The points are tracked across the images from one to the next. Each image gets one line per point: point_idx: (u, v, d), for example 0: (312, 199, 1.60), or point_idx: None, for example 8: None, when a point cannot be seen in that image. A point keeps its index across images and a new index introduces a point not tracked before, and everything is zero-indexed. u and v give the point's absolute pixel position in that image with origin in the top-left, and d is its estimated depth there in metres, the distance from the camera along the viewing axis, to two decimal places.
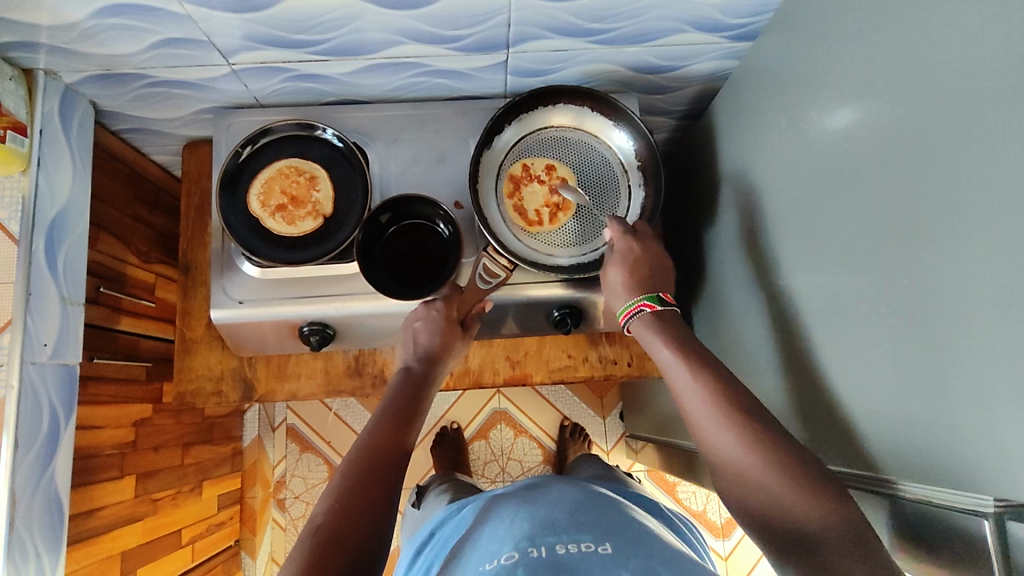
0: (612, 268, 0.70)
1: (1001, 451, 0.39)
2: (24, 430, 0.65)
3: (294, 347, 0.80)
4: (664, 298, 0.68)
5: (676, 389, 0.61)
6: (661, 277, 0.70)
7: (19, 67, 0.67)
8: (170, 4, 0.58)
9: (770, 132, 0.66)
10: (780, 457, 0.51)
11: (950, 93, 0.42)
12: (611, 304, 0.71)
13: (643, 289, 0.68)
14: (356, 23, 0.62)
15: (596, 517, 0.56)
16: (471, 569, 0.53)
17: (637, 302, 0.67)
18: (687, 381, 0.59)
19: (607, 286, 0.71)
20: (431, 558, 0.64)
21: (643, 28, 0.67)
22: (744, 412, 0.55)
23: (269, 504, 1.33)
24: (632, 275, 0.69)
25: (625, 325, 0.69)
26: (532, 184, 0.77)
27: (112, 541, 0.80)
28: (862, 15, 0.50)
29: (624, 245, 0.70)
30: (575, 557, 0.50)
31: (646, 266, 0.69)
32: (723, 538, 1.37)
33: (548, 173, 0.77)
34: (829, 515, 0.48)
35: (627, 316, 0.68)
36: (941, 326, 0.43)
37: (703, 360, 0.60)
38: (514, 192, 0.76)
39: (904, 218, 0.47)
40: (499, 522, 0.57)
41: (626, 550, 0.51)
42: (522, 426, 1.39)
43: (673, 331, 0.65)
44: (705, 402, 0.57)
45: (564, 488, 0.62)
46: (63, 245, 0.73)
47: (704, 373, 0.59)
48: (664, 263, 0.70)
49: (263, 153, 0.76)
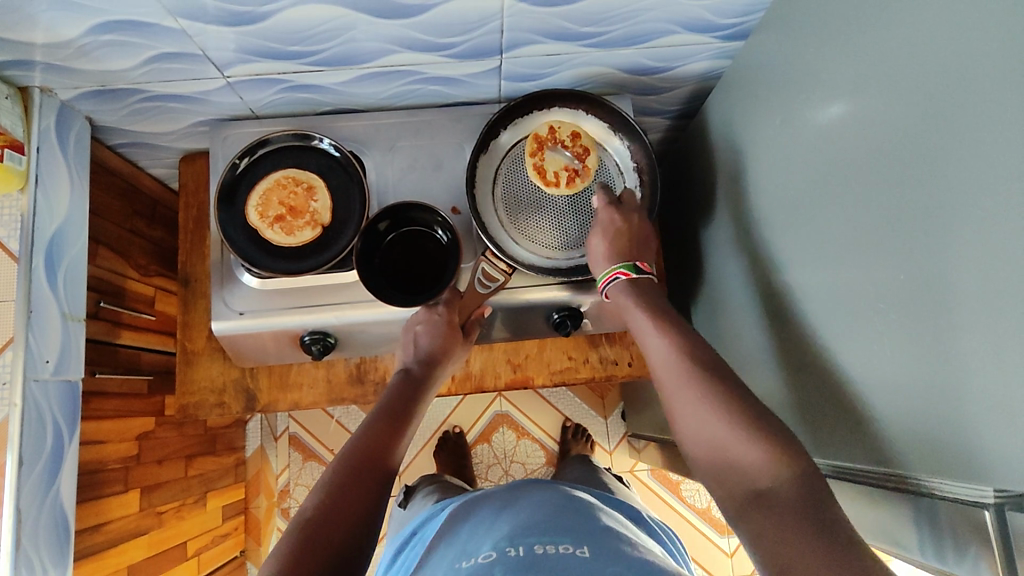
0: (596, 235, 0.72)
1: (1002, 441, 0.40)
2: (28, 447, 0.66)
3: (295, 356, 0.80)
4: (641, 266, 0.71)
5: (652, 358, 0.63)
6: (641, 246, 0.72)
7: (16, 85, 0.67)
8: (165, 20, 0.58)
9: (763, 130, 0.67)
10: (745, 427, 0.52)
11: (943, 90, 0.42)
12: (592, 270, 0.73)
13: (622, 258, 0.71)
14: (350, 33, 0.63)
15: (571, 523, 0.55)
16: (448, 567, 0.53)
17: (614, 269, 0.70)
18: (662, 348, 0.62)
19: (590, 253, 0.73)
20: (408, 559, 0.64)
21: (634, 31, 0.68)
22: (711, 378, 0.57)
23: (273, 514, 1.33)
24: (612, 243, 0.71)
25: (603, 290, 0.72)
26: (556, 146, 0.76)
27: (117, 556, 0.80)
28: (853, 12, 0.51)
29: (608, 213, 0.72)
30: (552, 557, 0.50)
31: (627, 234, 0.71)
32: (729, 535, 1.37)
33: (572, 140, 0.76)
34: (783, 469, 0.49)
35: (605, 283, 0.71)
36: (941, 319, 0.44)
37: (679, 332, 0.63)
38: (537, 151, 0.76)
39: (900, 213, 0.47)
40: (480, 524, 0.58)
41: (603, 555, 0.50)
42: (525, 428, 1.39)
43: (653, 305, 0.67)
44: (675, 366, 0.60)
45: (543, 492, 0.62)
46: (63, 262, 0.73)
47: (680, 344, 0.61)
48: (641, 231, 0.73)
49: (260, 164, 0.76)
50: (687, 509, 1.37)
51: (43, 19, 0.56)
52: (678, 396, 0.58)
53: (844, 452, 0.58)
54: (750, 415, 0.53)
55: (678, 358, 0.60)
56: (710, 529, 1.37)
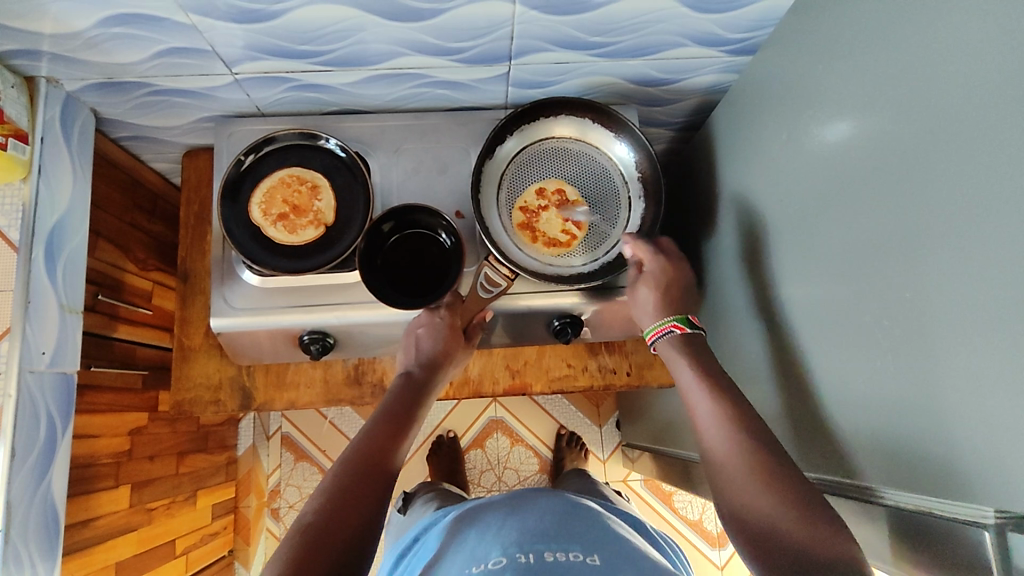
0: (644, 285, 0.72)
1: (997, 467, 0.40)
2: (21, 437, 0.65)
3: (291, 356, 0.80)
4: (693, 319, 0.70)
5: (695, 413, 0.62)
6: (687, 301, 0.72)
7: (21, 75, 0.67)
8: (175, 15, 0.58)
9: (766, 144, 0.67)
10: (787, 491, 0.51)
11: (946, 109, 0.43)
12: (639, 321, 0.73)
13: (673, 311, 0.70)
14: (360, 34, 0.63)
15: (581, 530, 0.56)
16: (457, 572, 0.53)
17: (667, 323, 0.69)
18: (710, 400, 0.61)
19: (637, 303, 0.73)
20: (412, 564, 0.64)
21: (643, 42, 0.68)
22: (758, 441, 0.56)
23: (263, 513, 1.32)
24: (666, 294, 0.71)
25: (652, 344, 0.71)
26: (542, 211, 0.77)
27: (107, 552, 0.79)
28: (860, 32, 0.51)
29: (659, 265, 0.72)
30: (563, 565, 0.50)
31: (675, 287, 0.72)
32: (719, 548, 1.37)
33: (541, 196, 0.77)
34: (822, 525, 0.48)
35: (655, 335, 0.70)
36: (936, 336, 0.44)
37: (730, 390, 0.62)
38: (532, 228, 0.76)
39: (898, 229, 0.48)
40: (486, 529, 0.58)
41: (612, 563, 0.51)
42: (518, 435, 1.38)
43: (701, 361, 0.65)
44: (721, 424, 0.58)
45: (551, 498, 0.63)
46: (63, 253, 0.72)
47: (730, 400, 0.60)
48: (690, 284, 0.73)
49: (265, 162, 0.76)
50: (679, 520, 1.37)
51: (52, 10, 0.56)
52: (722, 453, 0.57)
53: (835, 468, 0.58)
54: (795, 485, 0.52)
55: (726, 415, 0.59)
56: (701, 541, 1.37)
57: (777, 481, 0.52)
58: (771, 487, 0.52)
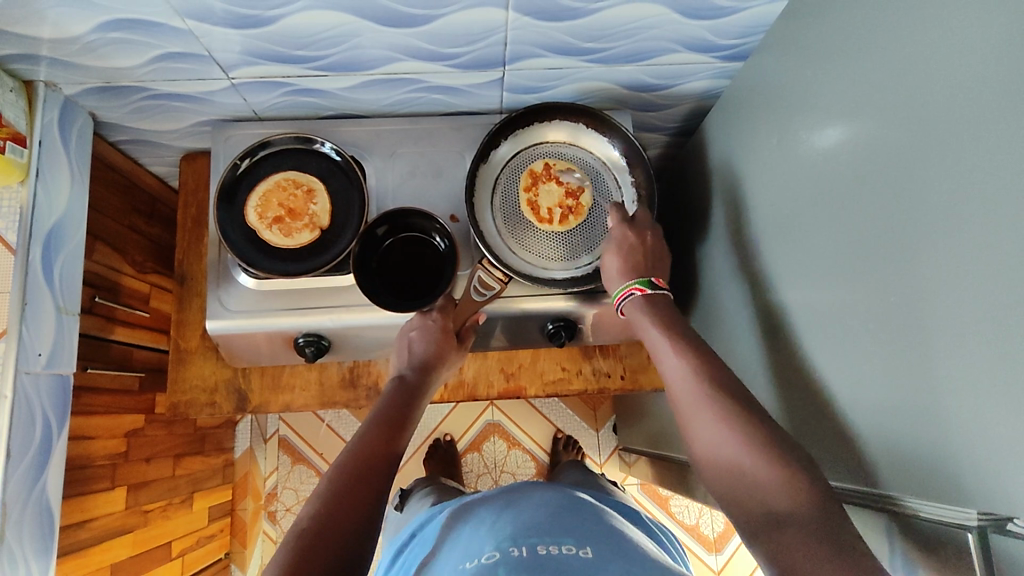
0: (609, 253, 0.71)
1: (987, 469, 0.40)
2: (16, 438, 0.65)
3: (287, 358, 0.80)
4: (657, 282, 0.69)
5: (666, 374, 0.61)
6: (656, 263, 0.71)
7: (20, 79, 0.68)
8: (173, 20, 0.59)
9: (759, 149, 0.68)
10: (762, 448, 0.51)
11: (934, 116, 0.43)
12: (608, 287, 0.72)
13: (637, 273, 0.70)
14: (357, 40, 0.64)
15: (575, 523, 0.56)
16: (452, 567, 0.53)
17: (630, 286, 0.68)
18: (680, 369, 0.59)
19: (606, 271, 0.72)
20: (408, 560, 0.64)
21: (636, 48, 0.69)
22: (728, 397, 0.55)
23: (260, 517, 1.32)
24: (627, 260, 0.70)
25: (619, 307, 0.70)
26: (553, 183, 0.78)
27: (103, 553, 0.80)
28: (850, 39, 0.52)
29: (621, 231, 0.72)
30: (556, 558, 0.50)
31: (639, 250, 0.71)
32: (716, 553, 1.36)
33: (567, 177, 0.78)
34: (807, 498, 0.47)
35: (620, 298, 0.69)
36: (926, 340, 0.45)
37: (697, 349, 0.61)
38: (532, 186, 0.78)
39: (887, 234, 0.48)
40: (481, 523, 0.58)
41: (606, 556, 0.51)
42: (515, 438, 1.39)
43: (669, 321, 0.65)
44: (691, 383, 0.58)
45: (546, 492, 0.63)
46: (60, 254, 0.73)
47: (697, 367, 0.59)
48: (655, 248, 0.72)
49: (261, 166, 0.77)
50: (676, 524, 1.37)
51: (51, 15, 0.57)
52: (695, 412, 0.56)
53: (827, 469, 0.58)
54: (770, 441, 0.51)
55: (695, 375, 0.58)
56: (698, 545, 1.37)
57: (753, 439, 0.52)
58: (747, 446, 0.52)
